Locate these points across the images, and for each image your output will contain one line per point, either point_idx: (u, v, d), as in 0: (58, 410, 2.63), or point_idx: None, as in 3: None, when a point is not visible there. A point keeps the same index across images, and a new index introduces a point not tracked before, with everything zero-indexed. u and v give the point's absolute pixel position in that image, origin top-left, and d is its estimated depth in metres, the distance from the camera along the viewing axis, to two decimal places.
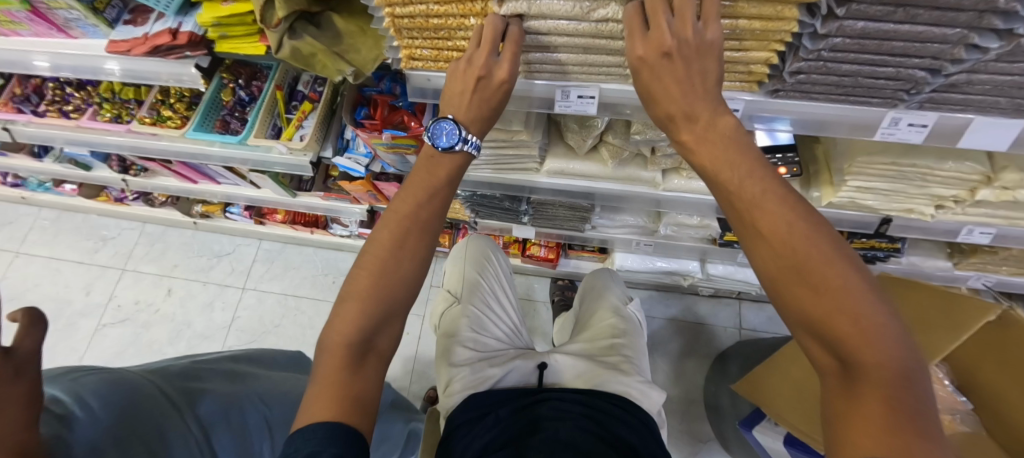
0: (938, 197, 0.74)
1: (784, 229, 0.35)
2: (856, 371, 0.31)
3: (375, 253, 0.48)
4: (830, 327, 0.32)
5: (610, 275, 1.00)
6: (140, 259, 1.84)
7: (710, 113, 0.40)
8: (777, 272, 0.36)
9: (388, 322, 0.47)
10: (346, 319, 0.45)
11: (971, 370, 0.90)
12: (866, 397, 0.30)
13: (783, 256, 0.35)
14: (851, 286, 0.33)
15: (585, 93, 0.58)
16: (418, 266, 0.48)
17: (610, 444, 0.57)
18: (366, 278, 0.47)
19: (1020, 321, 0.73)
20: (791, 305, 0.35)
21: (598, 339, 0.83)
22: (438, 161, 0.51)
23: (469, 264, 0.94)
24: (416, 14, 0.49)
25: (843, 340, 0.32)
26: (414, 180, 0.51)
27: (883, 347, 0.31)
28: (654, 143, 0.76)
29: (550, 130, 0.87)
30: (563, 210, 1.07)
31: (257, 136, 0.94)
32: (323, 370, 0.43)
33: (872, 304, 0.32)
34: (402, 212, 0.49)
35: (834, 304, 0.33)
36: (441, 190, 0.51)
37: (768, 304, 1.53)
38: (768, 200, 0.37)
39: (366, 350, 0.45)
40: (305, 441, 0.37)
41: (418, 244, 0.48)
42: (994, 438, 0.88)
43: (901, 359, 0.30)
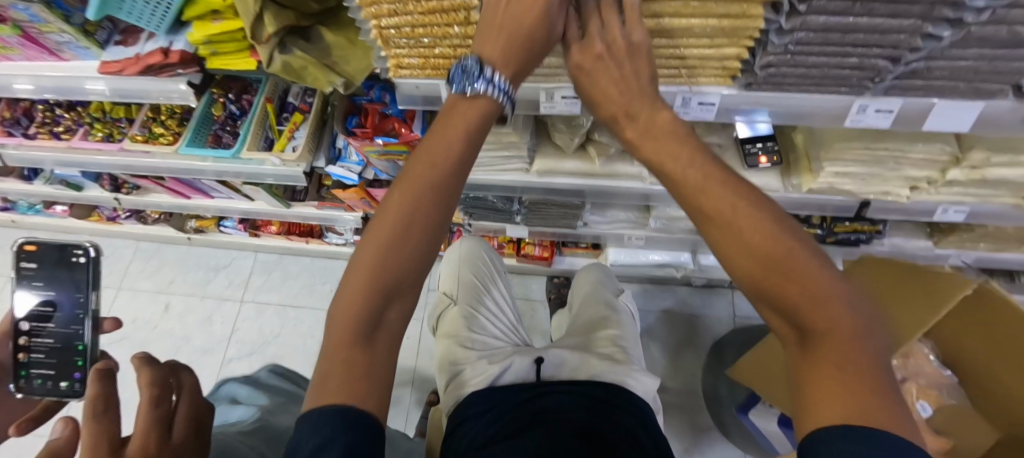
0: (912, 179, 0.77)
1: (730, 199, 0.34)
2: (814, 339, 0.30)
3: (389, 214, 0.39)
4: (782, 296, 0.31)
5: (602, 269, 1.03)
6: (136, 277, 1.84)
7: (645, 109, 0.42)
8: (726, 248, 0.34)
9: (400, 298, 0.40)
10: (355, 298, 0.38)
11: (952, 344, 0.93)
12: (825, 367, 0.28)
13: (731, 231, 0.34)
14: (799, 253, 0.32)
15: (568, 93, 0.59)
16: (435, 233, 0.41)
17: (610, 429, 0.60)
18: (375, 246, 0.39)
19: (997, 293, 0.73)
20: (743, 281, 0.34)
21: (594, 333, 0.85)
22: (460, 107, 0.43)
23: (465, 266, 0.95)
24: (402, 24, 0.52)
25: (795, 307, 0.31)
26: (432, 129, 0.42)
27: (835, 310, 0.29)
28: None
29: (539, 131, 0.89)
30: (555, 209, 1.08)
31: (250, 149, 0.95)
32: (329, 355, 0.37)
33: (821, 268, 0.31)
34: (422, 168, 0.40)
35: (788, 272, 0.31)
36: (462, 139, 0.41)
37: None
38: (711, 183, 0.35)
39: (377, 329, 0.38)
40: (317, 425, 0.33)
41: (435, 203, 0.40)
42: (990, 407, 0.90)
43: (855, 323, 0.30)
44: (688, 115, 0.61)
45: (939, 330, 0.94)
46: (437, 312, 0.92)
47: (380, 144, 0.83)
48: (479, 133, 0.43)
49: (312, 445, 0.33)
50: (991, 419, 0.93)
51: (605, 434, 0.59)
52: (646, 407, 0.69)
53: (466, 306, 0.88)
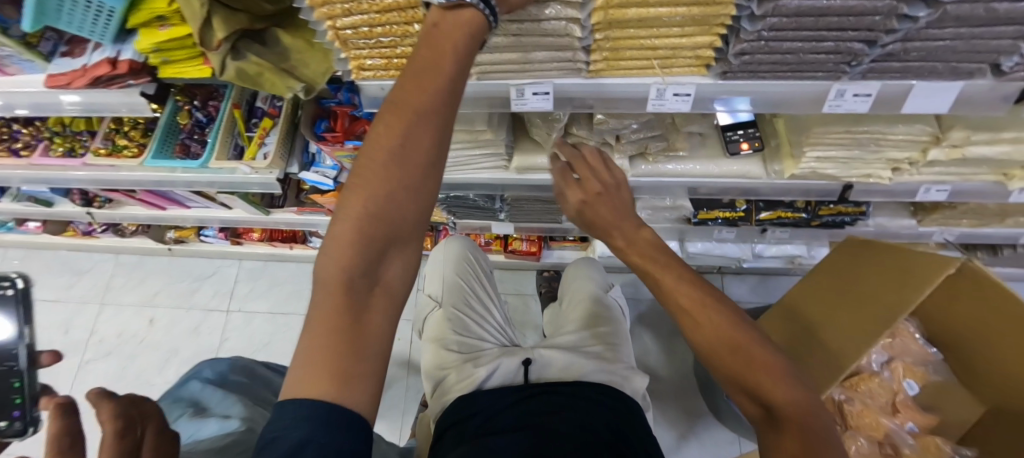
0: (893, 161, 0.76)
1: (700, 300, 0.41)
2: (781, 421, 0.37)
3: (379, 150, 0.36)
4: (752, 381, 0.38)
5: (589, 262, 1.02)
6: (118, 291, 1.80)
7: (631, 225, 0.44)
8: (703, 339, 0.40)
9: (394, 250, 0.37)
10: (345, 247, 0.35)
11: (936, 322, 0.94)
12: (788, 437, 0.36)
13: (705, 325, 0.40)
14: (758, 351, 0.39)
15: (539, 89, 0.57)
16: (432, 177, 0.38)
17: (599, 428, 0.59)
18: (365, 186, 0.36)
19: (980, 272, 0.73)
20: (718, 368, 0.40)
21: (582, 330, 0.84)
22: (445, 23, 0.37)
23: (449, 267, 0.93)
24: (359, 23, 0.49)
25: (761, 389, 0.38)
26: (419, 55, 0.37)
27: (787, 392, 0.37)
28: (617, 130, 0.77)
29: (516, 127, 0.87)
30: (538, 205, 1.06)
31: (219, 158, 0.92)
32: (317, 315, 0.35)
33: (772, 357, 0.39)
34: (411, 101, 0.36)
35: (751, 363, 0.38)
36: (453, 68, 0.37)
37: (749, 274, 1.53)
38: (685, 284, 0.42)
39: (370, 286, 0.36)
40: (297, 418, 0.31)
41: (422, 137, 0.36)
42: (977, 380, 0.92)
43: (802, 400, 0.37)
44: (664, 107, 0.58)
45: (924, 309, 0.95)
46: (421, 315, 0.90)
47: (352, 148, 0.81)
48: (471, 57, 0.38)
49: (291, 442, 0.30)
50: (977, 393, 0.94)
51: (594, 433, 0.57)
52: (633, 404, 0.68)
53: (451, 308, 0.86)
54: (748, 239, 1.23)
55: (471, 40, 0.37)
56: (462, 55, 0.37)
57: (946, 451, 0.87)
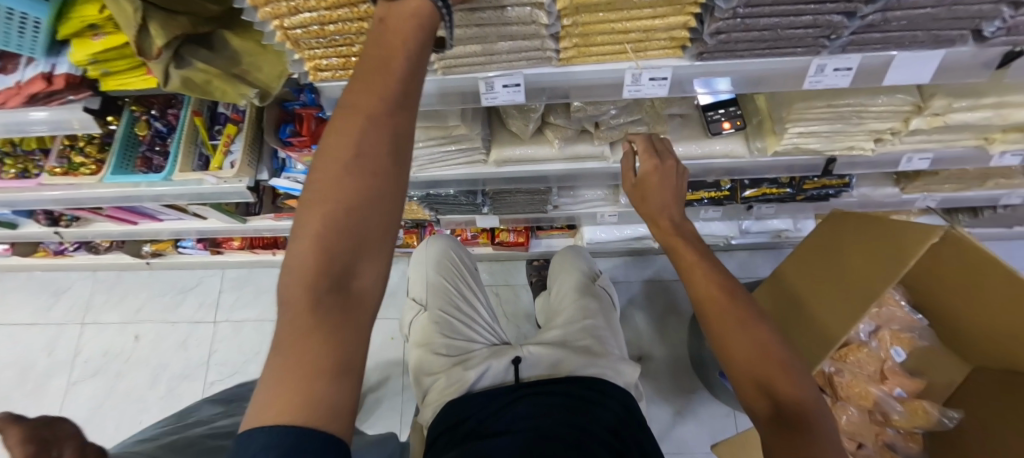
0: (875, 132, 0.75)
1: (725, 296, 0.49)
2: (790, 418, 0.42)
3: (332, 161, 0.34)
4: (765, 376, 0.44)
5: (576, 252, 1.00)
6: (99, 309, 1.75)
7: (675, 217, 0.58)
8: (725, 333, 0.48)
9: (363, 259, 0.34)
10: (307, 267, 0.32)
11: (921, 289, 0.95)
12: (794, 433, 0.41)
13: (729, 318, 0.48)
14: (776, 350, 0.46)
15: (510, 81, 0.54)
16: (395, 180, 0.35)
17: (591, 423, 0.58)
18: (320, 199, 0.33)
19: (964, 238, 0.73)
20: (735, 369, 0.47)
21: (570, 322, 0.82)
22: (391, 19, 0.35)
23: (433, 268, 0.91)
24: (308, 22, 0.45)
25: (772, 383, 0.44)
26: (366, 55, 0.35)
27: (798, 388, 0.43)
28: (596, 118, 0.74)
29: (492, 120, 0.84)
30: (521, 196, 1.03)
31: (183, 170, 0.88)
32: (285, 339, 0.32)
33: (786, 357, 0.45)
34: (362, 106, 0.34)
35: (766, 357, 0.45)
36: (405, 64, 0.34)
37: (738, 251, 1.54)
38: (715, 281, 0.51)
39: (343, 301, 0.33)
40: (259, 449, 0.27)
41: (378, 141, 0.34)
42: (963, 341, 0.93)
43: (811, 399, 0.43)
44: (641, 92, 0.56)
45: (910, 277, 0.95)
46: (407, 320, 0.88)
47: None
48: (426, 50, 0.36)
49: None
50: (964, 355, 0.96)
51: (589, 429, 0.56)
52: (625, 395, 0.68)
53: (437, 310, 0.84)
54: (734, 217, 1.22)
55: (419, 31, 0.35)
56: (416, 48, 0.35)
57: (933, 413, 0.89)
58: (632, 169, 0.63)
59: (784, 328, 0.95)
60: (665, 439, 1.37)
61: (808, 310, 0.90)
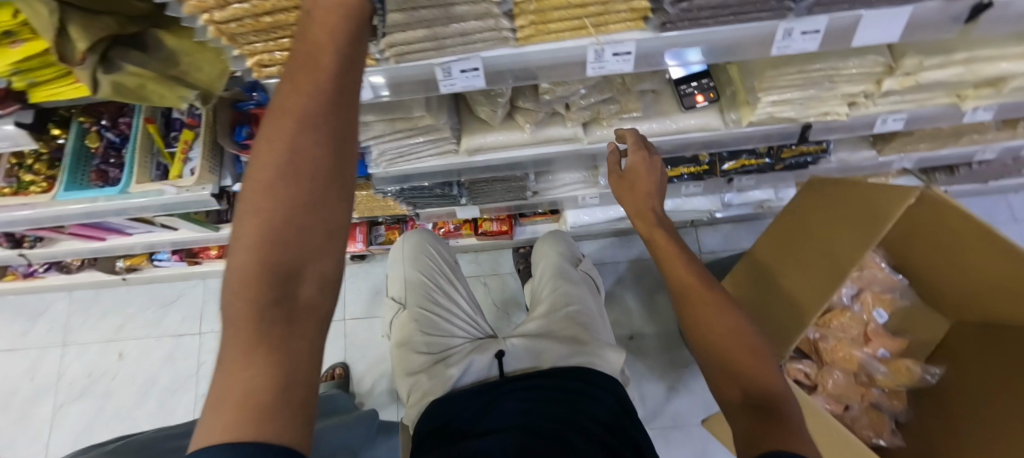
0: (849, 95, 0.73)
1: (708, 292, 0.54)
2: (764, 404, 0.45)
3: (263, 165, 0.32)
4: (742, 365, 0.49)
5: (556, 237, 0.99)
6: (79, 329, 1.70)
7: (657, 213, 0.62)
8: (707, 326, 0.52)
9: (307, 268, 0.33)
10: (247, 279, 0.30)
11: (901, 250, 0.95)
12: (767, 417, 0.43)
13: (710, 312, 0.52)
14: (752, 344, 0.50)
15: (467, 65, 0.51)
16: (337, 180, 0.34)
17: (584, 418, 0.58)
18: (254, 209, 0.32)
19: (940, 198, 0.73)
20: (714, 360, 0.51)
21: (553, 311, 0.82)
22: (315, 13, 0.34)
23: (410, 264, 0.88)
24: (241, 15, 0.42)
25: (745, 371, 0.48)
26: (293, 53, 0.33)
27: (772, 379, 0.47)
28: (566, 99, 0.72)
29: (459, 107, 0.81)
30: (497, 185, 1.01)
31: (140, 181, 0.83)
32: (228, 356, 0.30)
33: (760, 351, 0.50)
34: (293, 105, 0.32)
35: (743, 349, 0.50)
36: (334, 58, 0.33)
37: (722, 224, 1.54)
38: (698, 279, 0.55)
39: (289, 313, 0.32)
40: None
41: (310, 141, 0.32)
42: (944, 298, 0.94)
43: (782, 389, 0.46)
44: (606, 69, 0.54)
45: (890, 239, 0.96)
46: (387, 320, 0.86)
47: None
48: (358, 44, 0.35)
49: None
50: (947, 312, 0.97)
51: (582, 425, 0.56)
52: (615, 386, 0.69)
53: (417, 308, 0.82)
54: (716, 190, 1.21)
55: (348, 24, 0.34)
56: (345, 42, 0.34)
57: (916, 371, 0.91)
58: (618, 163, 0.67)
59: (761, 299, 0.95)
60: (659, 414, 1.39)
61: (784, 280, 0.91)
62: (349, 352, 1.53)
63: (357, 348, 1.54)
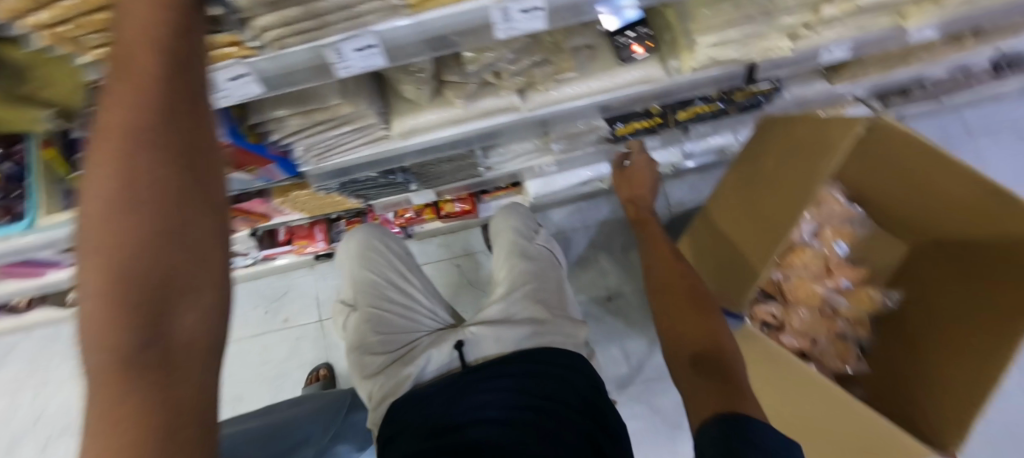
0: (790, 27, 0.69)
1: (684, 286, 0.78)
2: (714, 362, 0.62)
3: (97, 197, 0.29)
4: (703, 334, 0.68)
5: (512, 210, 0.95)
6: (46, 368, 1.63)
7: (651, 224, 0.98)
8: (682, 313, 0.74)
9: (175, 300, 0.31)
10: (99, 327, 0.28)
11: (857, 180, 0.95)
12: (717, 371, 0.60)
13: (687, 303, 0.74)
14: (713, 321, 0.69)
15: (360, 43, 0.45)
16: (195, 203, 0.32)
17: (549, 406, 0.61)
18: (94, 247, 0.29)
19: (889, 125, 0.71)
20: (682, 336, 0.70)
21: (513, 292, 0.80)
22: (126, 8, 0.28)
23: (357, 262, 0.85)
24: (67, 14, 0.35)
25: (707, 340, 0.66)
26: (111, 62, 0.29)
27: (726, 344, 0.65)
28: (494, 66, 0.66)
29: (384, 88, 0.74)
30: (446, 165, 0.95)
31: (48, 211, 0.77)
32: (93, 407, 0.28)
33: (719, 327, 0.68)
34: (118, 128, 0.29)
35: (705, 324, 0.69)
36: (158, 67, 0.28)
37: (689, 173, 1.52)
38: (680, 279, 0.80)
39: (161, 351, 0.29)
40: None
41: (151, 163, 0.29)
42: (901, 222, 0.95)
43: (732, 350, 0.64)
44: (517, 29, 0.49)
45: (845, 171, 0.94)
46: (340, 323, 0.84)
47: None
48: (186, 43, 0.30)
49: None
50: (905, 235, 0.99)
51: (547, 413, 0.60)
52: (580, 362, 0.71)
53: (367, 307, 0.79)
54: (674, 142, 1.18)
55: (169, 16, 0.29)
56: (166, 45, 0.29)
57: (876, 297, 0.93)
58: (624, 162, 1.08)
59: (720, 248, 0.95)
60: (644, 367, 1.43)
61: (734, 227, 0.91)
62: (332, 351, 1.51)
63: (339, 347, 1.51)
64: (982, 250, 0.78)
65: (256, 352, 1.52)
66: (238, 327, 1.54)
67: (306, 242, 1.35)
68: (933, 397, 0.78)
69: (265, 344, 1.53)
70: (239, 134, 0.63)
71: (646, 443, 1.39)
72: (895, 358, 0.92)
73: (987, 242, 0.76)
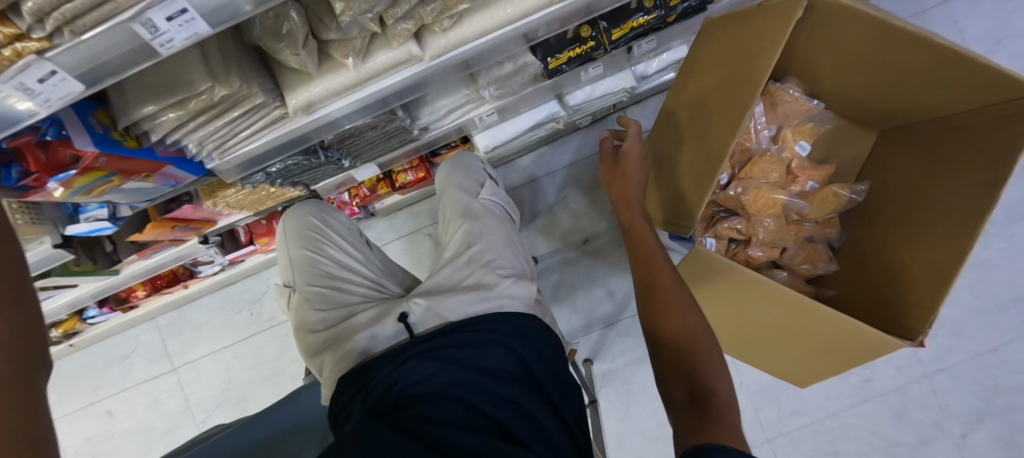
0: None
1: (675, 301, 0.66)
2: (702, 401, 0.55)
3: None
4: (695, 365, 0.59)
5: (453, 163, 0.89)
6: None
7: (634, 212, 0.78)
8: (672, 341, 0.63)
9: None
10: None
11: (811, 72, 0.87)
12: (707, 411, 0.53)
13: (679, 331, 0.63)
14: (706, 347, 0.61)
15: (169, 11, 0.39)
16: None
17: (488, 377, 0.59)
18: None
19: (828, 2, 0.63)
20: (668, 367, 0.61)
21: (456, 254, 0.77)
22: None
23: (293, 244, 0.81)
24: None
25: (697, 374, 0.58)
26: None
27: (721, 382, 0.57)
28: (372, 12, 0.58)
29: (267, 62, 0.67)
30: (370, 134, 0.88)
31: None
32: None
33: (716, 363, 0.60)
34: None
35: (698, 355, 0.60)
36: None
37: (650, 98, 1.43)
38: (669, 287, 0.67)
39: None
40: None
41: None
42: (863, 107, 0.89)
43: (727, 388, 0.57)
44: None
45: (796, 63, 0.86)
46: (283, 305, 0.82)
47: (65, 185, 0.60)
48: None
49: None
50: (872, 122, 0.93)
51: (484, 387, 0.57)
52: (533, 324, 0.68)
53: (306, 287, 0.77)
54: (621, 65, 1.09)
55: None
56: None
57: (843, 194, 0.88)
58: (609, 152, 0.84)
59: (665, 162, 0.88)
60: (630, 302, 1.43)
61: (681, 143, 0.84)
62: None
63: None
64: (965, 121, 0.71)
65: (252, 354, 1.54)
66: (229, 334, 1.56)
67: (267, 239, 1.31)
68: (906, 289, 0.75)
69: (257, 344, 1.55)
70: (111, 142, 0.58)
71: (640, 374, 1.41)
72: (865, 257, 0.88)
73: (975, 107, 0.68)
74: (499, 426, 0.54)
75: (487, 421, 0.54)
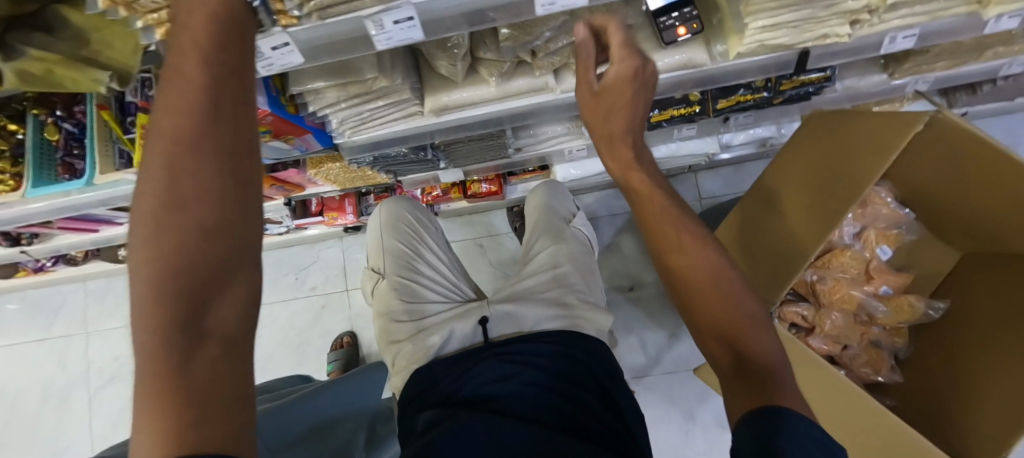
0: (851, 12, 0.63)
1: (700, 263, 0.46)
2: (757, 375, 0.42)
3: (148, 196, 0.29)
4: (738, 341, 0.43)
5: (549, 188, 0.93)
6: (97, 319, 1.70)
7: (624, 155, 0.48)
8: (703, 314, 0.45)
9: (230, 278, 0.30)
10: (153, 306, 0.27)
11: (909, 181, 0.88)
12: (762, 392, 0.40)
13: (713, 299, 0.45)
14: (745, 312, 0.45)
15: (399, 16, 0.45)
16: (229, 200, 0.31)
17: (561, 382, 0.61)
18: (148, 247, 0.28)
19: (950, 121, 0.66)
20: (702, 335, 0.46)
21: (540, 271, 0.81)
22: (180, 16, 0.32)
23: (387, 232, 0.87)
24: None
25: (745, 347, 0.43)
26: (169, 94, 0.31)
27: (766, 351, 0.43)
28: (530, 45, 0.64)
29: (417, 62, 0.74)
30: (475, 144, 0.95)
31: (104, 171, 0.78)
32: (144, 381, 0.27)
33: (764, 332, 0.44)
34: (150, 201, 0.29)
35: (738, 323, 0.44)
36: (201, 72, 0.31)
37: (723, 166, 1.46)
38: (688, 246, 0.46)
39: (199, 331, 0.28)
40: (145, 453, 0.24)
41: (199, 165, 0.30)
42: (952, 227, 0.90)
43: (779, 357, 0.43)
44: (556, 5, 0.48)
45: (896, 169, 0.88)
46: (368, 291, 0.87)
47: None
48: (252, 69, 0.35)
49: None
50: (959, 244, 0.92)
51: (557, 389, 0.60)
52: (599, 347, 0.70)
53: (394, 276, 0.82)
54: (712, 131, 1.13)
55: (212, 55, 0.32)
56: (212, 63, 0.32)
57: (919, 307, 0.88)
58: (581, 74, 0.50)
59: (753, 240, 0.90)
60: (662, 358, 1.42)
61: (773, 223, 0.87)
62: (356, 320, 1.57)
63: (362, 317, 1.56)
64: None
65: (287, 317, 1.60)
66: (270, 291, 1.62)
67: (336, 214, 1.38)
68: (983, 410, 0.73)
69: (295, 310, 1.60)
70: (279, 104, 0.65)
71: (658, 435, 1.38)
72: (936, 374, 0.87)
73: None
74: (578, 428, 0.55)
75: (564, 421, 0.56)
